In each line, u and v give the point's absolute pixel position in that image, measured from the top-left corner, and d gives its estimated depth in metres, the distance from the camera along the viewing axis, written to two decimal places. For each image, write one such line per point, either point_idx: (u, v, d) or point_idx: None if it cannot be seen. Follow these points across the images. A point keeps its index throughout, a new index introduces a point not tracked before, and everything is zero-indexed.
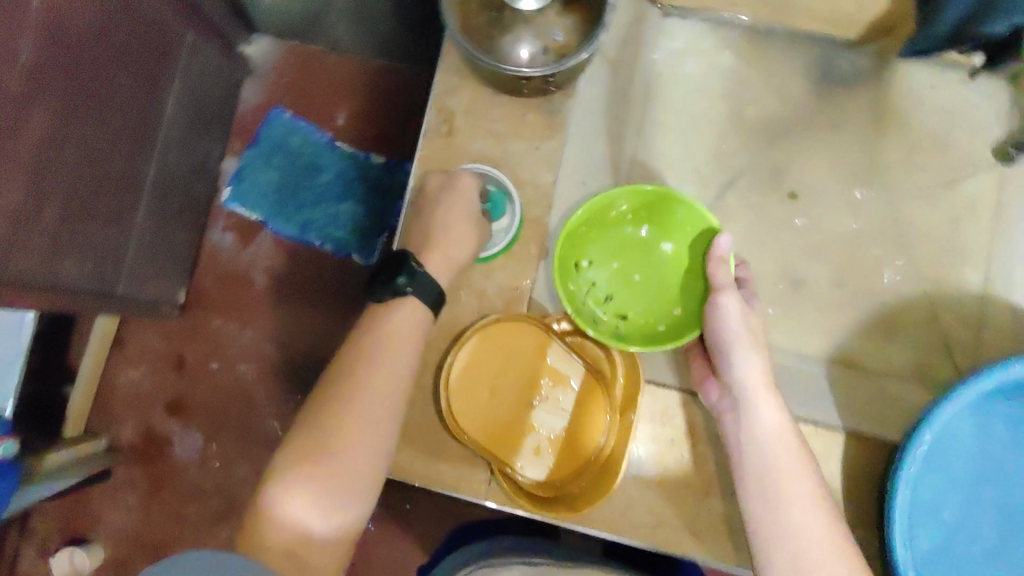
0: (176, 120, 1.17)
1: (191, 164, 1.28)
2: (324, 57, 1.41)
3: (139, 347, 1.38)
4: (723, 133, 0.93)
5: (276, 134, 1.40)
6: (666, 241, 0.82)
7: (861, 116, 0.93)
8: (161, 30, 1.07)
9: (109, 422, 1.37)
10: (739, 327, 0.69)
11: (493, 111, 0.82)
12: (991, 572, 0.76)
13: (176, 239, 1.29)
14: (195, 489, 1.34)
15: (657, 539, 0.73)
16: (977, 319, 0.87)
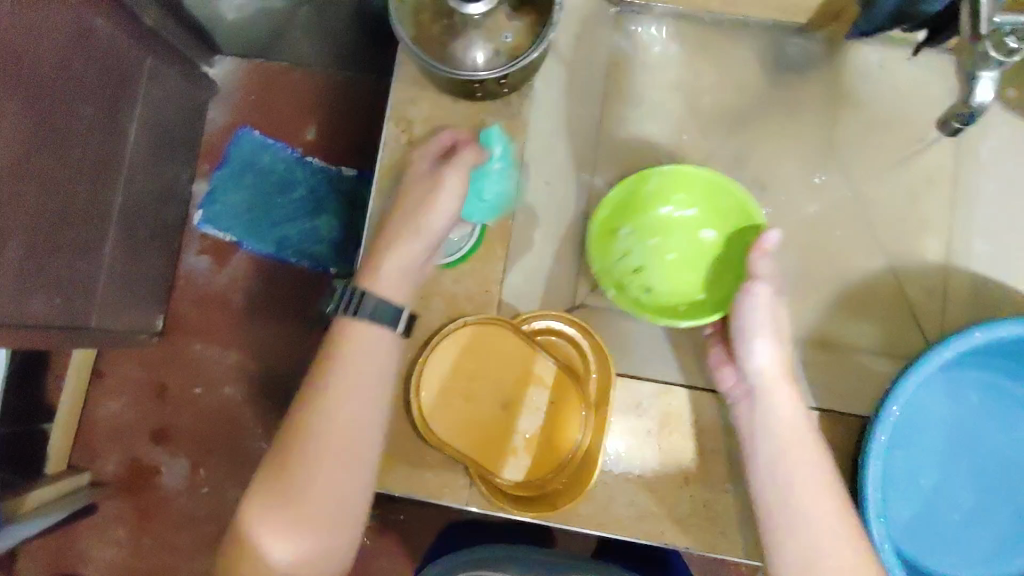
0: (140, 147, 1.16)
1: (157, 189, 1.26)
2: (286, 73, 1.41)
3: (118, 378, 1.37)
4: (682, 124, 0.94)
5: (244, 153, 1.39)
6: (706, 229, 0.86)
7: (815, 99, 0.94)
8: (121, 57, 1.06)
9: (92, 457, 1.35)
10: (768, 318, 0.70)
11: (451, 117, 0.82)
12: (968, 539, 0.77)
13: (149, 266, 1.28)
14: (185, 516, 1.34)
15: (643, 530, 0.73)
16: (940, 290, 0.89)
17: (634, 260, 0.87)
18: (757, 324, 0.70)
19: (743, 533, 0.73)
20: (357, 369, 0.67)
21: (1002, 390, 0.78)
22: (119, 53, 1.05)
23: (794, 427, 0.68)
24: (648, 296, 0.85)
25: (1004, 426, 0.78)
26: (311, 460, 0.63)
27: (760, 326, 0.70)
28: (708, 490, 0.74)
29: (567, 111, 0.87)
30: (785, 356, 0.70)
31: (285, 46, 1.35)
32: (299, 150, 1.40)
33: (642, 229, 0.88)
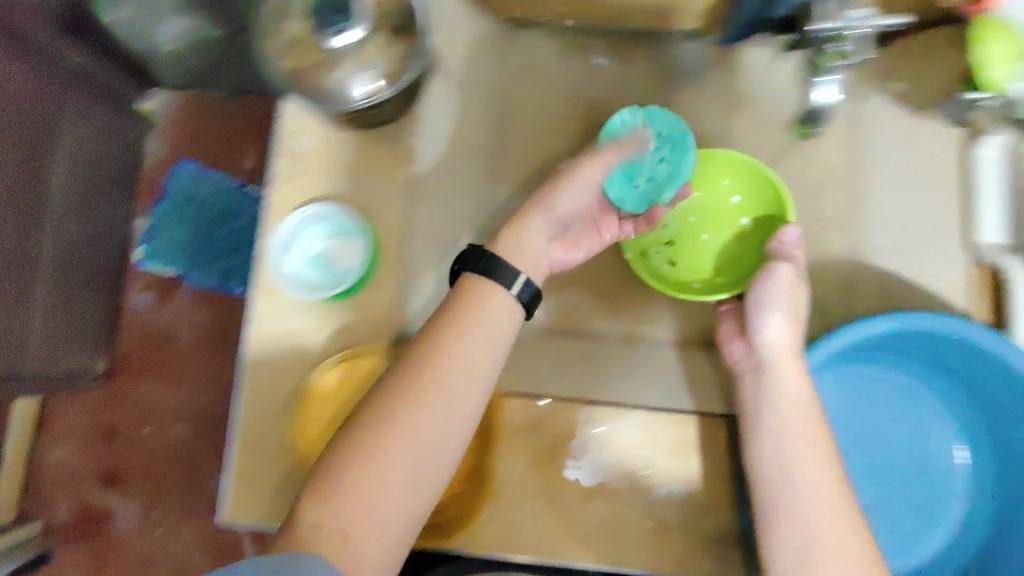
0: (69, 190, 1.30)
1: (92, 233, 1.39)
2: (217, 106, 1.50)
3: (65, 424, 1.47)
4: (584, 134, 0.92)
5: (183, 186, 1.48)
6: (746, 217, 0.91)
7: (711, 99, 0.93)
8: (38, 106, 1.20)
9: (44, 503, 1.44)
10: (786, 296, 0.75)
11: (340, 147, 0.81)
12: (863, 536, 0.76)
13: (87, 310, 1.40)
14: (140, 558, 1.41)
15: (546, 550, 0.73)
16: (846, 282, 0.86)
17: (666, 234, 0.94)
18: (772, 299, 0.75)
19: (646, 548, 0.73)
20: (481, 339, 0.65)
21: (895, 383, 0.81)
22: (21, 95, 1.16)
23: (801, 404, 0.69)
24: (670, 269, 0.91)
25: (899, 420, 0.80)
26: (427, 417, 0.59)
27: (779, 302, 0.75)
28: (610, 505, 0.74)
29: (461, 132, 0.86)
30: (796, 337, 0.73)
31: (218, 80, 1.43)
32: (240, 180, 1.48)
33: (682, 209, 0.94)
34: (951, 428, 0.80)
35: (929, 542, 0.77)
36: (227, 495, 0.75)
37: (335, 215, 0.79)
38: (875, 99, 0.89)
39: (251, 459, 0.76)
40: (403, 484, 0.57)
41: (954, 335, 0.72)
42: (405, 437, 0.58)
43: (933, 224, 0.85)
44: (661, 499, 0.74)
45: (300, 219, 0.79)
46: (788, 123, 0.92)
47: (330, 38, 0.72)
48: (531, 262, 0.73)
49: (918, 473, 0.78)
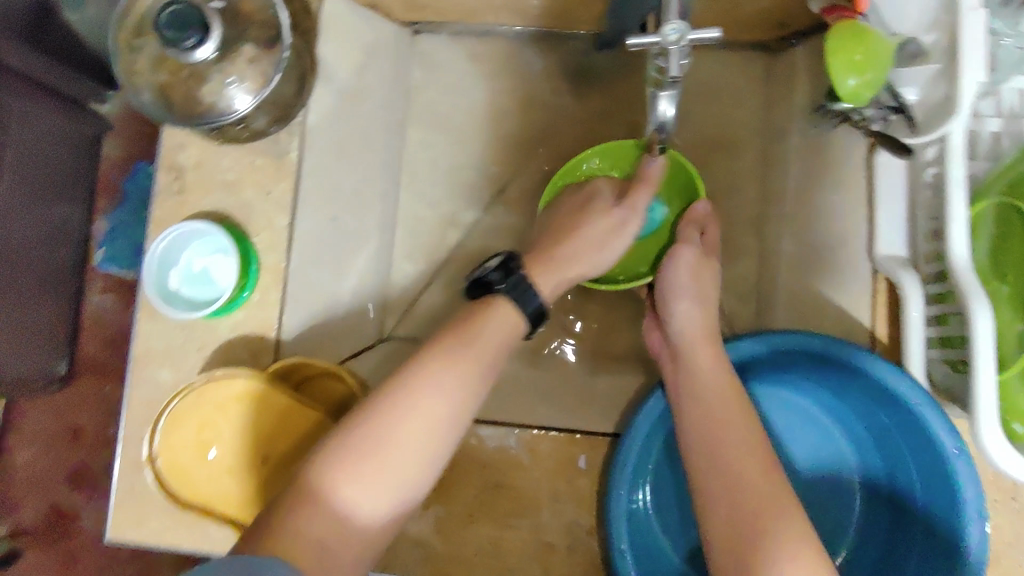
0: (16, 190, 1.23)
1: (42, 232, 1.33)
2: None
3: (30, 428, 1.47)
4: (491, 147, 0.95)
5: (140, 186, 1.47)
6: (661, 206, 0.88)
7: (617, 101, 0.94)
8: None
9: (10, 508, 1.45)
10: (692, 282, 0.74)
11: (220, 160, 0.80)
12: None
13: (39, 312, 1.36)
14: (108, 560, 1.43)
15: (431, 568, 0.72)
16: None
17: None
18: (679, 287, 0.74)
19: (532, 568, 0.71)
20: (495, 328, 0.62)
21: (787, 403, 0.79)
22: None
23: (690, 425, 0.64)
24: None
25: (789, 441, 0.79)
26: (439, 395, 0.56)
27: (686, 289, 0.74)
28: (491, 525, 0.73)
29: (357, 141, 0.87)
30: (707, 321, 0.72)
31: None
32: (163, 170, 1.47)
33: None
34: (844, 448, 0.78)
35: None
36: (110, 518, 0.74)
37: (212, 231, 0.76)
38: (788, 99, 0.86)
39: (132, 483, 0.74)
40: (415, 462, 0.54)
41: (824, 355, 0.69)
42: (421, 413, 0.55)
43: (837, 232, 0.77)
44: (545, 520, 0.73)
45: (175, 236, 0.77)
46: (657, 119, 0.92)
47: (190, 55, 0.69)
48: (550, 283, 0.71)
49: (803, 491, 0.77)
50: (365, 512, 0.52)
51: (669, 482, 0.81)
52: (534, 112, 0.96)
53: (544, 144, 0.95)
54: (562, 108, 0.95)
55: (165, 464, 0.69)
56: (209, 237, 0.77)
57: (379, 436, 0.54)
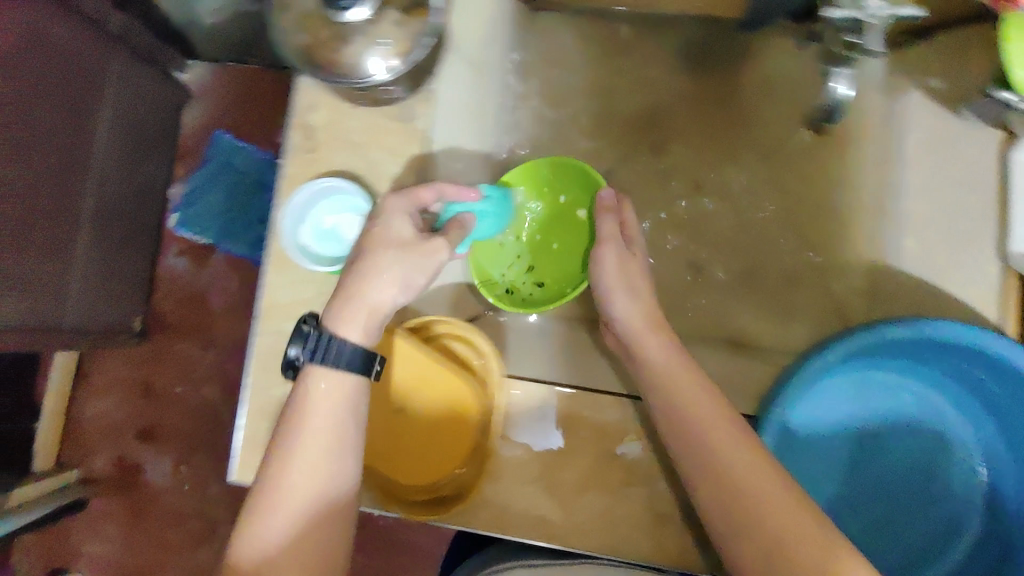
0: (108, 149, 1.25)
1: (132, 189, 1.38)
2: (262, 77, 1.54)
3: (107, 379, 1.52)
4: (598, 125, 0.92)
5: (222, 153, 1.51)
6: (581, 208, 0.87)
7: (738, 87, 0.90)
8: (84, 70, 1.13)
9: (83, 455, 1.50)
10: (621, 278, 0.76)
11: (351, 123, 0.81)
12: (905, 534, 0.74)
13: (125, 268, 1.40)
14: (174, 512, 1.47)
15: (542, 534, 0.74)
16: (868, 287, 0.85)
17: (515, 255, 0.88)
18: (610, 286, 0.76)
19: (641, 541, 0.73)
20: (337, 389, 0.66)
21: (909, 397, 0.77)
22: (77, 57, 1.12)
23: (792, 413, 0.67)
24: (537, 291, 0.86)
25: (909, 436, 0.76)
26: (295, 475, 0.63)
27: (619, 286, 0.76)
28: (602, 494, 0.74)
29: (478, 113, 0.88)
30: (646, 309, 0.75)
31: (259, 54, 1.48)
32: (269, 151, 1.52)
33: (516, 224, 0.87)
34: (968, 446, 0.76)
35: (945, 552, 0.74)
36: (234, 461, 0.77)
37: (350, 191, 0.79)
38: (910, 94, 0.86)
39: (258, 427, 0.78)
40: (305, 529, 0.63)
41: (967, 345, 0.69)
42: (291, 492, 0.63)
43: (965, 229, 0.82)
44: (659, 491, 0.74)
45: (307, 194, 0.79)
46: (806, 115, 0.89)
47: (341, 13, 0.72)
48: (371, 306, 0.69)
49: (924, 488, 0.75)
50: None
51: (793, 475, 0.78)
52: (644, 88, 0.92)
53: (658, 124, 0.91)
54: (676, 88, 0.92)
55: None
56: (338, 197, 0.79)
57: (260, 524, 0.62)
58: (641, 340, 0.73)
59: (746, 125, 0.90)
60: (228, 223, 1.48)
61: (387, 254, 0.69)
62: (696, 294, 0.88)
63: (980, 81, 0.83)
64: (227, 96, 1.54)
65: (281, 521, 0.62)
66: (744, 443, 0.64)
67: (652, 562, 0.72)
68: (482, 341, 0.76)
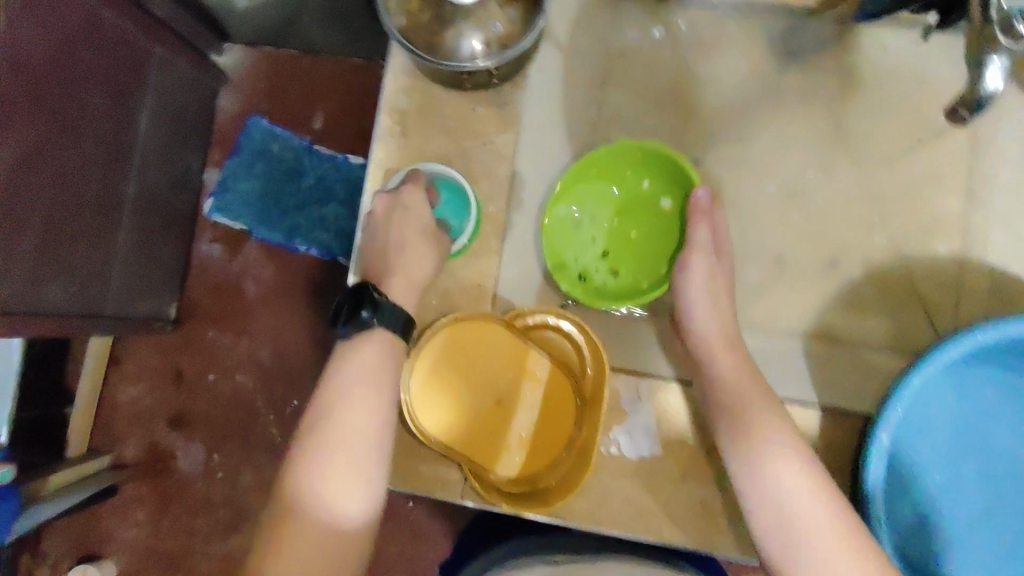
0: (150, 134, 1.14)
1: (171, 178, 1.25)
2: (300, 60, 1.37)
3: (137, 363, 1.38)
4: (681, 116, 0.91)
5: (255, 142, 1.36)
6: (665, 196, 0.83)
7: (826, 78, 0.89)
8: (127, 45, 1.03)
9: (113, 440, 1.37)
10: (702, 291, 0.74)
11: (442, 107, 0.80)
12: (990, 537, 0.72)
13: (163, 255, 1.28)
14: (204, 500, 1.35)
15: (634, 526, 0.73)
16: (954, 284, 0.84)
17: (590, 238, 0.83)
18: (692, 298, 0.74)
19: (736, 536, 0.72)
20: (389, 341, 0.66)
21: (1010, 388, 0.74)
22: (127, 42, 1.03)
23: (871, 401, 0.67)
24: (611, 280, 0.82)
25: (1014, 428, 0.74)
26: (343, 418, 0.61)
27: (699, 298, 0.74)
28: (697, 486, 0.73)
29: (563, 102, 0.87)
30: (723, 325, 0.74)
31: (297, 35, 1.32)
32: (309, 138, 1.37)
33: (595, 207, 0.83)
34: None
35: None
36: None
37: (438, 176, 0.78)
38: (1007, 88, 0.85)
39: None
40: (351, 477, 0.59)
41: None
42: (337, 437, 0.60)
43: None
44: None
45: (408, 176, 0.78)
46: (910, 109, 0.87)
47: None
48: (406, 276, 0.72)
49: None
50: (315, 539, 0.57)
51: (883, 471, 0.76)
52: (730, 79, 0.90)
53: (744, 115, 0.90)
54: (762, 80, 0.90)
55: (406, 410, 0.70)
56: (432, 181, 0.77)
57: (305, 470, 0.59)
58: (713, 352, 0.72)
59: (842, 126, 0.89)
60: (264, 210, 1.35)
61: (417, 237, 0.74)
62: (780, 287, 0.87)
63: None
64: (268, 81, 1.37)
65: (330, 467, 0.59)
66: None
67: (746, 556, 0.72)
68: (574, 321, 0.74)
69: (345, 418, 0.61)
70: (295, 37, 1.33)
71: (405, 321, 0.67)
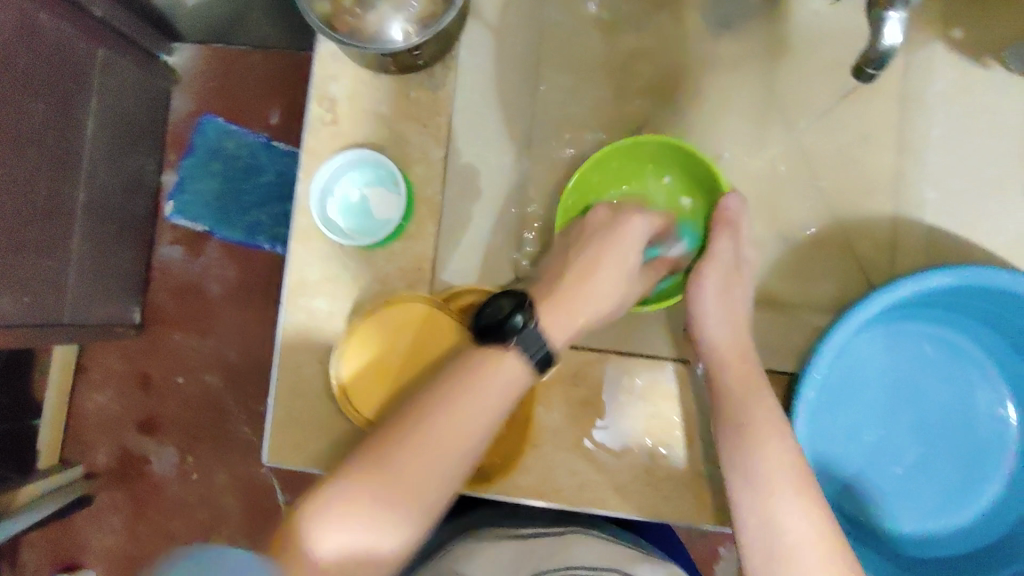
0: (99, 138, 1.11)
1: (123, 181, 1.22)
2: (251, 55, 1.35)
3: (103, 371, 1.36)
4: (618, 90, 0.91)
5: (209, 142, 1.34)
6: (686, 197, 0.87)
7: (756, 47, 0.90)
8: (65, 47, 1.00)
9: (83, 449, 1.34)
10: (716, 301, 0.76)
11: (374, 92, 0.79)
12: (926, 485, 0.74)
13: (120, 260, 1.25)
14: (179, 502, 1.33)
15: (582, 498, 0.74)
16: (890, 243, 0.85)
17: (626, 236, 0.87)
18: (704, 309, 0.76)
19: (682, 500, 0.74)
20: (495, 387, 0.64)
21: (937, 338, 0.76)
22: (64, 45, 1.00)
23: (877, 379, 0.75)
24: None
25: (945, 378, 0.76)
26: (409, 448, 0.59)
27: (710, 309, 0.76)
28: (644, 454, 0.74)
29: (497, 82, 0.86)
30: (729, 335, 0.75)
31: (246, 31, 1.30)
32: (265, 134, 1.35)
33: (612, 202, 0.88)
34: (996, 380, 0.76)
35: (969, 501, 0.74)
36: (268, 443, 0.77)
37: (366, 164, 0.79)
38: (933, 47, 0.85)
39: (295, 405, 0.77)
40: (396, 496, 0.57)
41: (1008, 288, 0.67)
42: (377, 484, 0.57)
43: (992, 174, 0.83)
44: (697, 453, 0.74)
45: (341, 161, 0.78)
46: (839, 72, 0.88)
47: None
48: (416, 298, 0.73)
49: (962, 439, 0.75)
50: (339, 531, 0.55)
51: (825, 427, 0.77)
52: (663, 54, 0.91)
53: (681, 90, 0.90)
54: (693, 51, 0.91)
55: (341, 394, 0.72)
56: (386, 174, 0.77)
57: (323, 502, 0.56)
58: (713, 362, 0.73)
59: (777, 96, 0.89)
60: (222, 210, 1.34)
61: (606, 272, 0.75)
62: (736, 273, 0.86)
63: (993, 35, 0.84)
64: (219, 79, 1.35)
65: (356, 511, 0.56)
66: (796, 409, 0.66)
67: (692, 520, 0.73)
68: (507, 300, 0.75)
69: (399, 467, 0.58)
70: (246, 31, 1.30)
71: (542, 352, 0.67)
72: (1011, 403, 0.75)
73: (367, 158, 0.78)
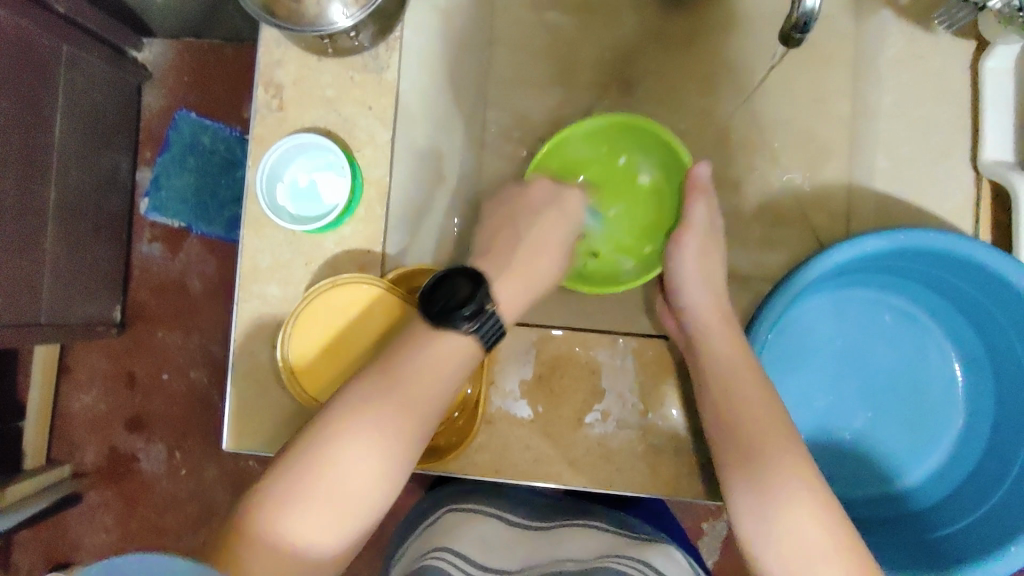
0: (70, 135, 1.10)
1: (97, 179, 1.21)
2: (221, 49, 1.34)
3: (87, 370, 1.33)
4: (569, 71, 0.92)
5: (185, 135, 1.33)
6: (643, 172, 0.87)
7: (706, 25, 0.91)
8: (30, 44, 0.99)
9: (70, 450, 1.32)
10: (695, 270, 0.75)
11: (320, 77, 0.79)
12: (878, 442, 0.79)
13: (97, 257, 1.24)
14: (170, 499, 1.31)
15: (540, 473, 0.74)
16: (844, 211, 0.85)
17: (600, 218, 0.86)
18: (684, 277, 0.75)
19: (639, 472, 0.74)
20: (449, 356, 0.62)
21: (893, 308, 0.81)
22: (25, 41, 0.98)
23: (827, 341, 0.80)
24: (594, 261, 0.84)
25: (895, 345, 0.80)
26: (369, 431, 0.57)
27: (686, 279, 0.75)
28: (598, 426, 0.75)
29: (447, 64, 0.86)
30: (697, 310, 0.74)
31: (217, 27, 1.29)
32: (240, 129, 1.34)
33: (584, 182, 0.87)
34: (946, 347, 0.81)
35: (920, 458, 0.79)
36: (228, 429, 0.77)
37: (316, 151, 0.80)
38: (882, 13, 0.84)
39: (256, 392, 0.77)
40: (360, 477, 0.56)
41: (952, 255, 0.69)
42: (338, 466, 0.55)
43: (939, 141, 0.80)
44: (651, 424, 0.75)
45: (287, 149, 0.78)
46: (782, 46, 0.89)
47: None
48: (363, 284, 0.73)
49: (914, 399, 0.80)
50: (305, 523, 0.53)
51: (801, 395, 0.79)
52: (613, 36, 0.92)
53: (631, 70, 0.92)
54: (643, 31, 0.92)
55: (296, 383, 0.72)
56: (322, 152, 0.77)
57: (291, 484, 0.54)
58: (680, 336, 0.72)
59: (727, 73, 0.91)
60: (199, 204, 1.32)
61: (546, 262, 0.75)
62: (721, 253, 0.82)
63: None
64: (190, 74, 1.33)
65: (326, 492, 0.54)
66: (743, 378, 0.66)
67: (648, 491, 0.73)
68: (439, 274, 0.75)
69: (357, 437, 0.56)
70: (219, 26, 1.29)
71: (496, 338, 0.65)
72: (960, 367, 0.80)
73: (316, 141, 0.77)
